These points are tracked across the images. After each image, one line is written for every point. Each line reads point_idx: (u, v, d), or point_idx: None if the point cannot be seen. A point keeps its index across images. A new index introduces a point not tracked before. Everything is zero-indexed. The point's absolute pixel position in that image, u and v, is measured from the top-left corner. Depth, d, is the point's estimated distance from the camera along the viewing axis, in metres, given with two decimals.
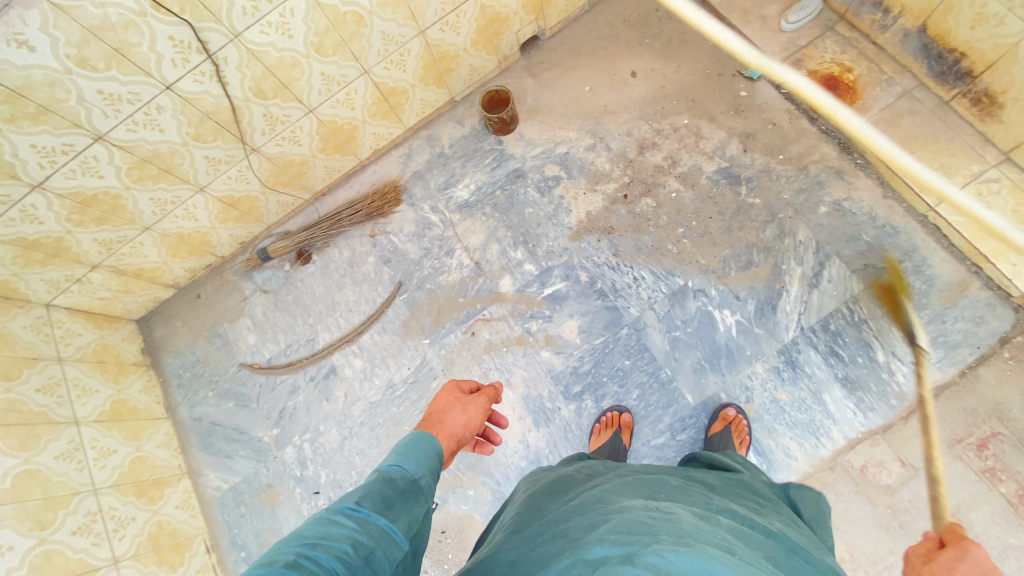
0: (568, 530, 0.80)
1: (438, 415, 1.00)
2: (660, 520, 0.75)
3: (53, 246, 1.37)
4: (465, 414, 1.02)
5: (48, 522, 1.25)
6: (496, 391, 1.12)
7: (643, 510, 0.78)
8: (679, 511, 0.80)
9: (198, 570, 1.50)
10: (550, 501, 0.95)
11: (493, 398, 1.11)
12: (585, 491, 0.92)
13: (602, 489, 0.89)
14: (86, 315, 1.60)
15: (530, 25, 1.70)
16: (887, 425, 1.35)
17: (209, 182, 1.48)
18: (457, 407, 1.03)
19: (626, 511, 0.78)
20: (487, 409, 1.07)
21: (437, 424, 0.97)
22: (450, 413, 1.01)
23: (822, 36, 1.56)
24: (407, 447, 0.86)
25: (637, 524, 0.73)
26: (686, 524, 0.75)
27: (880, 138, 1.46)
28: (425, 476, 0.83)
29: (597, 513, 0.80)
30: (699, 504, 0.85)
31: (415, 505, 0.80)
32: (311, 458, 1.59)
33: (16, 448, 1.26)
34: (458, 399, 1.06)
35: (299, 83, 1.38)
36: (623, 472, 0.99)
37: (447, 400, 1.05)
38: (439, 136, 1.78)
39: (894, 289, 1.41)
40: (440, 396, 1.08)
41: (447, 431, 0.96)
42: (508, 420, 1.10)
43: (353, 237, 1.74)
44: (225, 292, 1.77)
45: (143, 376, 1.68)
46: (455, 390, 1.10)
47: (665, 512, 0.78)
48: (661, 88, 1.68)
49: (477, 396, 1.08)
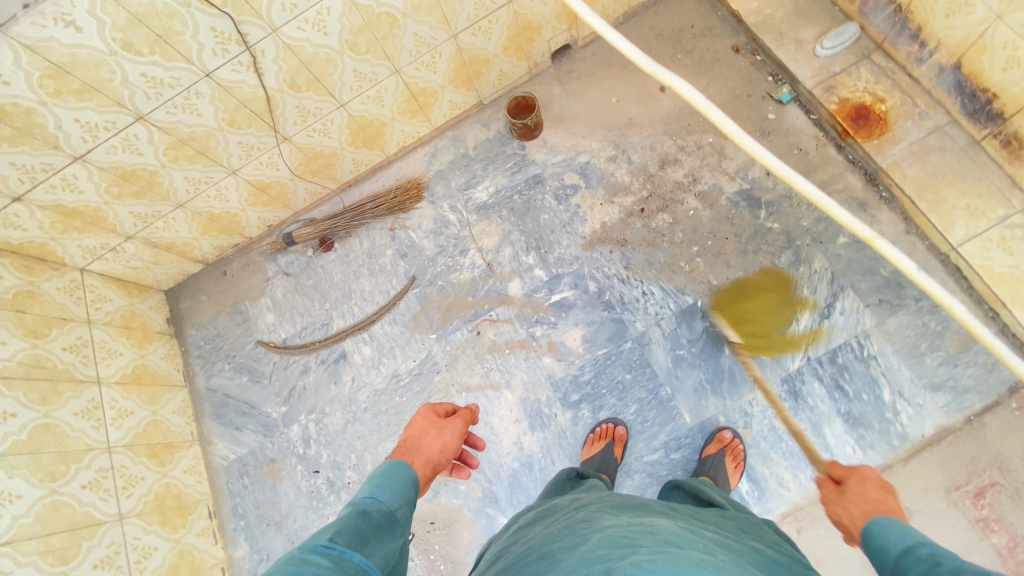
0: (553, 552, 0.80)
1: (413, 441, 1.10)
2: (641, 533, 0.77)
3: (91, 215, 1.46)
4: (441, 439, 1.11)
5: (60, 475, 1.32)
6: (471, 413, 1.24)
7: (625, 526, 0.80)
8: (661, 524, 0.81)
9: (199, 533, 1.57)
10: (538, 525, 0.96)
11: (468, 421, 1.21)
12: (571, 513, 0.93)
13: (586, 511, 0.91)
14: (118, 282, 1.70)
15: (562, 34, 1.71)
16: (886, 465, 1.33)
17: (240, 167, 1.55)
18: (433, 432, 1.13)
19: (607, 529, 0.80)
20: (462, 433, 1.17)
21: (412, 451, 1.07)
22: (425, 439, 1.11)
23: (858, 63, 1.53)
24: (381, 479, 0.95)
25: (618, 539, 0.75)
26: (666, 533, 0.77)
27: (907, 173, 1.42)
28: (399, 506, 0.92)
29: (580, 533, 0.82)
30: (682, 521, 0.87)
31: (390, 538, 0.88)
32: (315, 438, 1.65)
33: (37, 402, 1.35)
34: (433, 424, 1.16)
35: (332, 79, 1.43)
36: (610, 496, 1.01)
37: (422, 426, 1.15)
38: (465, 137, 1.81)
39: (907, 327, 1.38)
40: (416, 421, 1.18)
41: (423, 458, 1.07)
42: (484, 441, 1.22)
43: (374, 229, 1.79)
44: (249, 271, 1.85)
45: (166, 344, 1.77)
46: (429, 415, 1.19)
47: (647, 527, 0.79)
48: (688, 105, 1.68)
49: (451, 420, 1.18)
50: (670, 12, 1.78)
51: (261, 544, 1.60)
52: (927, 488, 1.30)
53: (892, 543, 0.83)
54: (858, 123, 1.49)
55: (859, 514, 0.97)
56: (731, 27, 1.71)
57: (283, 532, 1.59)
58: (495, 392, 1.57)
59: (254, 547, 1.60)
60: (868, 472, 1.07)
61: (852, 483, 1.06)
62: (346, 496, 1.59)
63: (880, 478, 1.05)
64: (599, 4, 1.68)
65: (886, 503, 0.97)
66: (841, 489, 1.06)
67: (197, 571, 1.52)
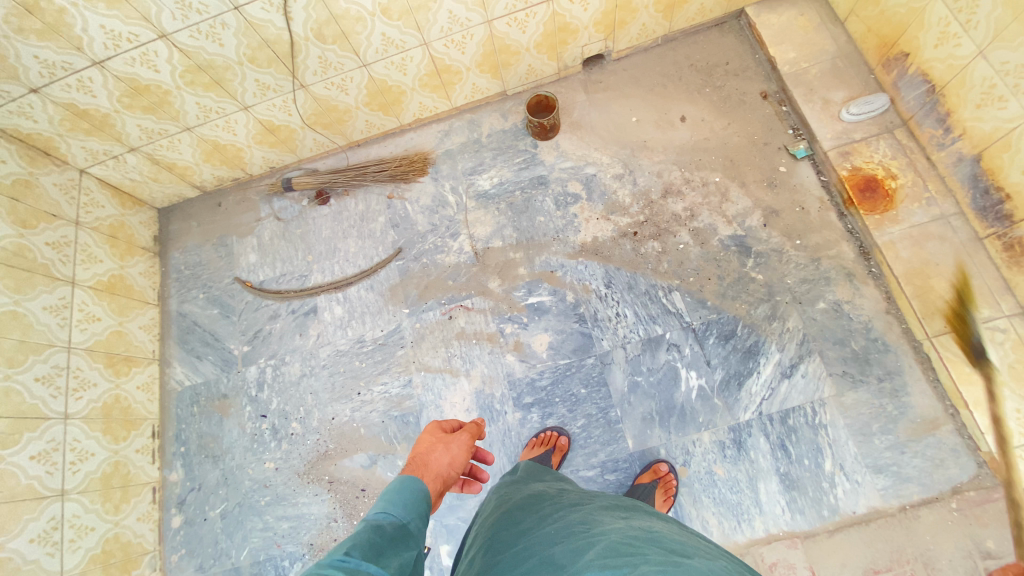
0: (553, 556, 0.75)
1: (420, 457, 0.99)
2: (642, 539, 0.75)
3: (100, 119, 1.47)
4: (449, 453, 1.01)
5: (17, 363, 1.34)
6: (477, 428, 1.14)
7: (627, 531, 0.78)
8: (660, 531, 0.81)
9: (138, 450, 1.59)
10: (527, 514, 0.92)
11: (475, 435, 1.11)
12: (563, 508, 0.90)
13: (579, 511, 0.88)
14: (114, 190, 1.72)
15: (597, 43, 1.71)
16: (810, 532, 1.34)
17: (254, 104, 1.56)
18: (440, 447, 1.03)
19: (609, 534, 0.77)
20: (470, 447, 1.07)
21: (421, 467, 0.96)
22: (434, 454, 1.01)
23: (879, 135, 1.52)
24: (394, 494, 0.86)
25: (624, 547, 0.72)
26: (668, 541, 0.76)
27: (900, 254, 1.42)
28: (413, 519, 0.83)
29: (579, 535, 0.78)
30: (675, 528, 0.87)
31: (404, 548, 0.79)
32: (269, 382, 1.67)
33: (10, 289, 1.37)
34: (440, 439, 1.06)
35: (359, 37, 1.43)
36: (597, 496, 0.99)
37: (429, 442, 1.04)
38: (481, 123, 1.82)
39: (864, 404, 1.39)
40: (422, 438, 1.07)
41: (433, 472, 0.96)
42: (493, 456, 1.10)
43: (373, 193, 1.81)
44: (243, 208, 1.86)
45: (147, 261, 1.79)
46: (436, 431, 1.09)
47: (647, 533, 0.78)
48: (704, 140, 1.67)
49: (457, 435, 1.08)
50: (708, 44, 1.77)
51: (196, 473, 1.62)
52: (845, 564, 1.30)
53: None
54: (863, 195, 1.49)
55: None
56: (765, 72, 1.71)
57: (219, 467, 1.62)
58: (452, 377, 1.58)
59: (188, 475, 1.62)
60: None
61: None
62: (287, 446, 1.61)
63: None
64: (640, 21, 1.67)
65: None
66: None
67: (128, 486, 1.54)
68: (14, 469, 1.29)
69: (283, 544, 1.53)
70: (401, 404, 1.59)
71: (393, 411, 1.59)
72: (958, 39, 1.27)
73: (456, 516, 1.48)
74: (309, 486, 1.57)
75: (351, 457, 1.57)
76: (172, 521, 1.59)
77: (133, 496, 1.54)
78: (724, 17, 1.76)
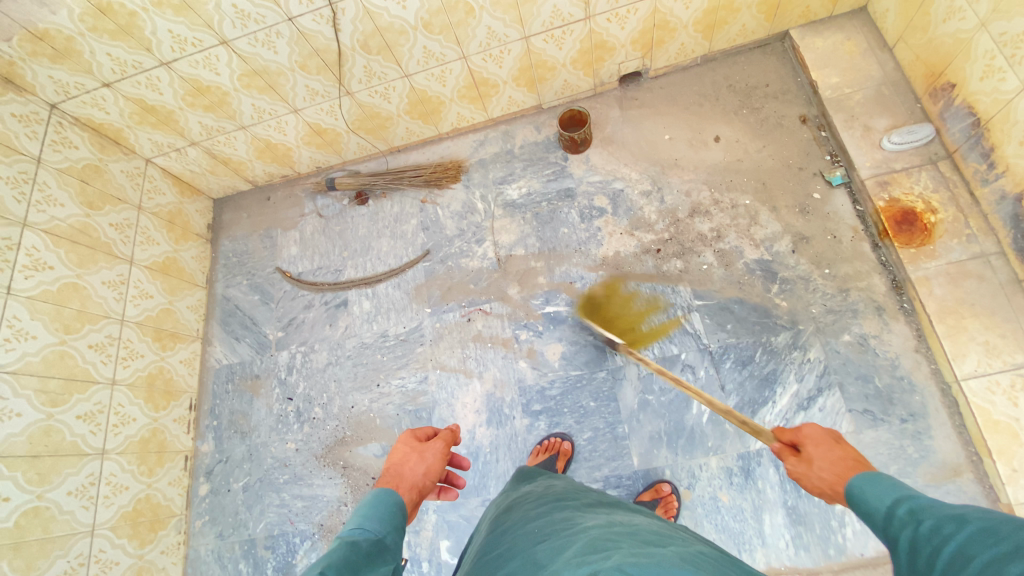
0: (535, 556, 0.76)
1: (395, 469, 1.03)
2: (621, 534, 0.75)
3: (165, 115, 1.63)
4: (424, 463, 1.06)
5: (75, 330, 1.48)
6: (452, 433, 1.17)
7: (606, 528, 0.78)
8: (639, 524, 0.81)
9: (175, 419, 1.73)
10: (515, 517, 0.94)
11: (450, 441, 1.15)
12: (547, 507, 0.92)
13: (563, 510, 0.89)
14: (175, 180, 1.88)
15: (634, 61, 1.73)
16: (813, 570, 1.29)
17: (303, 108, 1.67)
18: (415, 457, 1.07)
19: (589, 532, 0.78)
20: (445, 454, 1.11)
21: (395, 479, 1.01)
22: (408, 465, 1.05)
23: (921, 166, 1.46)
24: (367, 509, 0.90)
25: (601, 542, 0.73)
26: (644, 534, 0.77)
27: (934, 290, 1.36)
28: (389, 533, 0.88)
29: (559, 535, 0.79)
30: (656, 521, 0.87)
31: (380, 563, 0.83)
32: (298, 367, 1.77)
33: (75, 262, 1.52)
34: (414, 448, 1.09)
35: (401, 49, 1.52)
36: (582, 493, 1.00)
37: (403, 451, 1.08)
38: (515, 135, 1.87)
39: (882, 444, 1.33)
40: (396, 447, 1.10)
41: (408, 484, 1.01)
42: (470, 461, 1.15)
43: (408, 196, 1.89)
44: (289, 203, 2.00)
45: (199, 246, 1.95)
46: (410, 439, 1.12)
47: (627, 528, 0.79)
48: (737, 162, 1.66)
49: (432, 442, 1.11)
50: (750, 65, 1.75)
51: (224, 446, 1.74)
52: None
53: (875, 508, 0.77)
54: (899, 227, 1.43)
55: (836, 480, 0.86)
56: (806, 96, 1.67)
57: (246, 442, 1.73)
58: (466, 378, 1.63)
59: (217, 446, 1.75)
60: (812, 429, 0.95)
61: (809, 448, 0.93)
62: (307, 429, 1.70)
63: (826, 428, 0.94)
64: (678, 41, 1.68)
65: (856, 460, 0.87)
66: (804, 457, 0.93)
67: (163, 452, 1.67)
68: (61, 425, 1.41)
69: (296, 522, 1.61)
70: (415, 399, 1.65)
71: (407, 405, 1.65)
72: (1003, 73, 1.23)
73: (458, 513, 1.52)
74: (324, 469, 1.65)
75: (365, 445, 1.65)
76: (199, 488, 1.71)
77: (167, 461, 1.67)
78: (768, 39, 1.74)
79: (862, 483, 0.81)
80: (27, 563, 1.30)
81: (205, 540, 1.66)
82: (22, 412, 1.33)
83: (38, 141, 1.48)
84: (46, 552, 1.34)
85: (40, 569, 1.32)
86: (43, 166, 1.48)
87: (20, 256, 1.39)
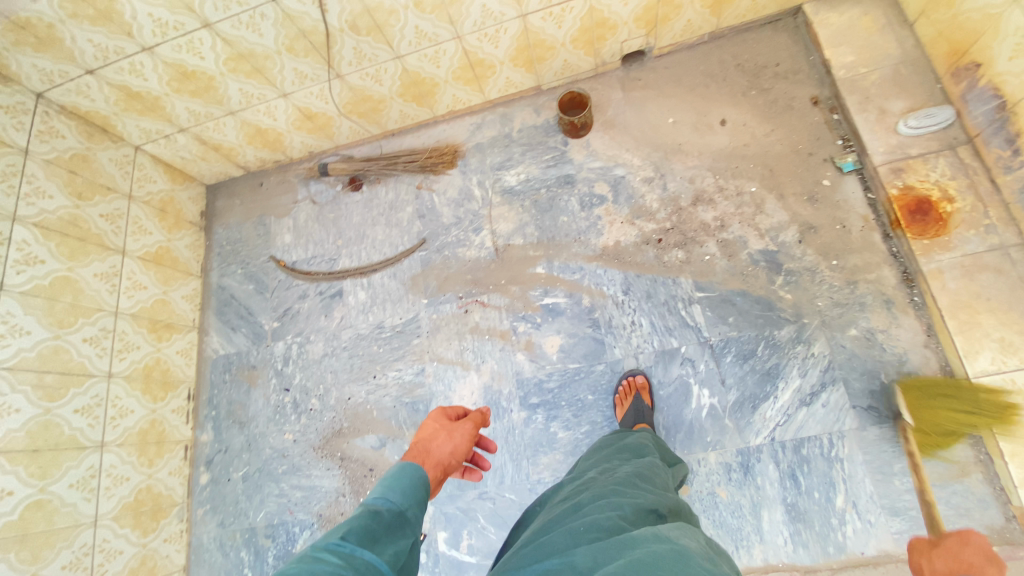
0: (576, 561, 0.74)
1: (423, 444, 1.02)
2: (668, 558, 0.69)
3: (152, 101, 1.58)
4: (451, 442, 1.04)
5: (68, 324, 1.47)
6: (480, 416, 1.17)
7: (653, 548, 0.72)
8: (689, 549, 0.74)
9: (174, 410, 1.73)
10: (566, 513, 0.91)
11: (479, 424, 1.14)
12: (601, 504, 0.88)
13: (614, 512, 0.84)
14: (166, 167, 1.84)
15: (638, 39, 1.65)
16: (811, 567, 1.28)
17: (293, 92, 1.62)
18: (443, 435, 1.05)
19: (635, 548, 0.72)
20: (473, 436, 1.11)
21: (422, 454, 0.99)
22: (436, 442, 1.04)
23: (939, 152, 1.39)
24: (392, 480, 0.89)
25: (646, 565, 0.67)
26: (695, 563, 0.70)
27: (947, 284, 1.31)
28: (411, 507, 0.86)
29: (607, 541, 0.75)
30: (708, 548, 0.79)
31: (400, 537, 0.82)
32: (294, 358, 1.76)
33: (65, 255, 1.49)
34: (443, 427, 1.08)
35: (392, 30, 1.45)
36: (639, 489, 0.94)
37: (431, 429, 1.07)
38: (513, 118, 1.80)
39: (887, 441, 1.30)
40: (426, 424, 1.10)
41: (434, 459, 0.99)
42: (497, 445, 1.11)
43: (403, 182, 1.84)
44: (282, 189, 1.95)
45: (193, 235, 1.92)
46: (440, 418, 1.12)
47: (675, 549, 0.72)
48: (743, 147, 1.59)
49: (461, 422, 1.11)
50: (759, 42, 1.66)
51: (223, 437, 1.74)
52: None
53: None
54: (912, 215, 1.37)
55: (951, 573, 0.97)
56: (818, 76, 1.58)
57: (244, 432, 1.73)
58: (463, 370, 1.61)
59: (217, 437, 1.75)
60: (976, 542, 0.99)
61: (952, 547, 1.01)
62: (305, 420, 1.70)
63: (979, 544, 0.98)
64: (684, 17, 1.59)
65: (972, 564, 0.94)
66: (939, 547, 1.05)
67: (162, 442, 1.67)
68: (59, 420, 1.41)
69: (296, 512, 1.62)
70: (412, 391, 1.63)
71: (404, 397, 1.64)
72: None
73: (455, 506, 1.52)
74: (322, 460, 1.65)
75: (362, 437, 1.64)
76: (200, 478, 1.73)
77: (167, 452, 1.68)
78: (779, 14, 1.64)
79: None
80: (33, 555, 1.31)
81: (207, 528, 1.67)
82: (21, 408, 1.33)
83: (24, 132, 1.44)
84: (52, 543, 1.35)
85: (46, 560, 1.33)
86: (31, 158, 1.45)
87: (11, 251, 1.36)
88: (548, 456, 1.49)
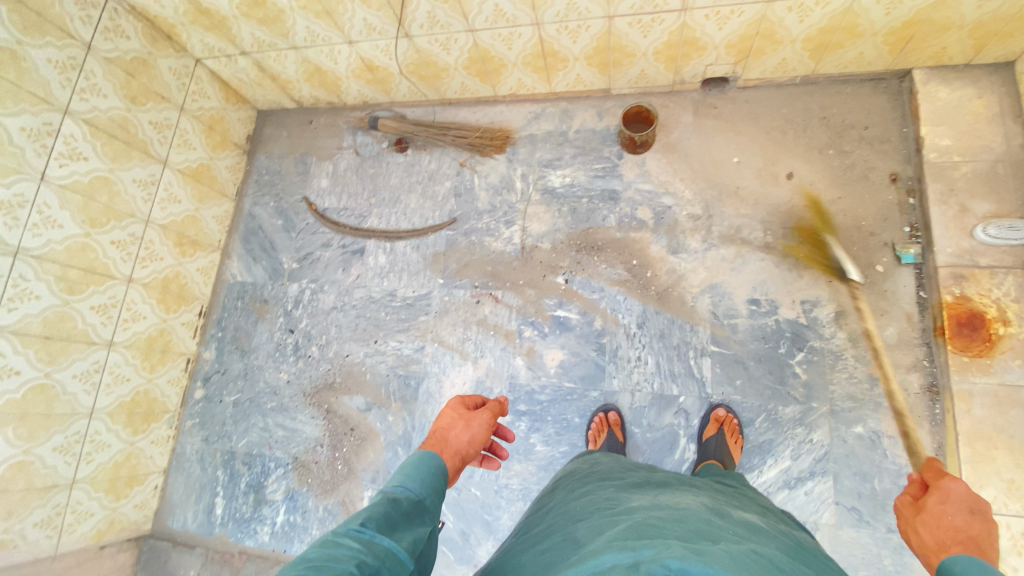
0: (576, 535, 0.70)
1: (437, 432, 0.88)
2: (667, 520, 0.66)
3: (219, 19, 1.56)
4: (470, 431, 0.90)
5: (99, 224, 1.51)
6: (500, 406, 1.02)
7: (650, 512, 0.69)
8: (689, 506, 0.72)
9: (183, 323, 1.79)
10: (560, 500, 0.88)
11: (497, 413, 1.00)
12: (591, 488, 0.86)
13: (606, 491, 0.82)
14: (222, 85, 1.84)
15: (724, 66, 1.54)
16: None
17: (358, 41, 1.56)
18: (461, 423, 0.92)
19: (633, 514, 0.70)
20: (491, 426, 0.96)
21: (439, 444, 0.86)
22: (453, 431, 0.90)
23: (1011, 268, 1.28)
24: (411, 467, 0.78)
25: (647, 527, 0.64)
26: (695, 519, 0.67)
27: (973, 409, 1.23)
28: (429, 495, 0.75)
29: (601, 515, 0.72)
30: (707, 503, 0.77)
31: (419, 525, 0.71)
32: (305, 303, 1.79)
33: (109, 156, 1.52)
34: (461, 415, 0.94)
35: (471, 2, 1.38)
36: (628, 471, 0.93)
37: (448, 417, 0.93)
38: (574, 116, 1.72)
39: (859, 546, 1.29)
40: (442, 410, 0.96)
41: (452, 450, 0.86)
42: (515, 436, 1.00)
43: (448, 155, 1.80)
44: (330, 132, 1.93)
45: (234, 157, 1.93)
46: (457, 406, 0.97)
47: (672, 513, 0.69)
48: (803, 207, 1.49)
49: (480, 412, 0.96)
50: (853, 100, 1.53)
51: (224, 360, 1.81)
52: None
53: None
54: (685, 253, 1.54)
55: (936, 547, 0.71)
56: (906, 152, 1.46)
57: (244, 360, 1.79)
58: (460, 360, 1.62)
59: (219, 358, 1.81)
60: (955, 486, 0.77)
61: (934, 501, 0.78)
62: (301, 364, 1.74)
63: (971, 493, 0.74)
64: (781, 54, 1.47)
65: (971, 538, 0.68)
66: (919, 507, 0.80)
67: (167, 351, 1.74)
68: (75, 313, 1.47)
69: (274, 448, 1.69)
70: (407, 365, 1.65)
71: (398, 369, 1.66)
72: None
73: None
74: (308, 407, 1.70)
75: (351, 396, 1.68)
76: (195, 392, 1.81)
77: (169, 361, 1.76)
78: (884, 74, 1.50)
79: (967, 564, 0.64)
80: (30, 432, 1.39)
81: (192, 440, 1.77)
82: (40, 295, 1.38)
83: (91, 26, 1.44)
84: (48, 425, 1.43)
85: (40, 440, 1.41)
86: (93, 54, 1.45)
87: (57, 143, 1.39)
88: (521, 465, 1.50)
